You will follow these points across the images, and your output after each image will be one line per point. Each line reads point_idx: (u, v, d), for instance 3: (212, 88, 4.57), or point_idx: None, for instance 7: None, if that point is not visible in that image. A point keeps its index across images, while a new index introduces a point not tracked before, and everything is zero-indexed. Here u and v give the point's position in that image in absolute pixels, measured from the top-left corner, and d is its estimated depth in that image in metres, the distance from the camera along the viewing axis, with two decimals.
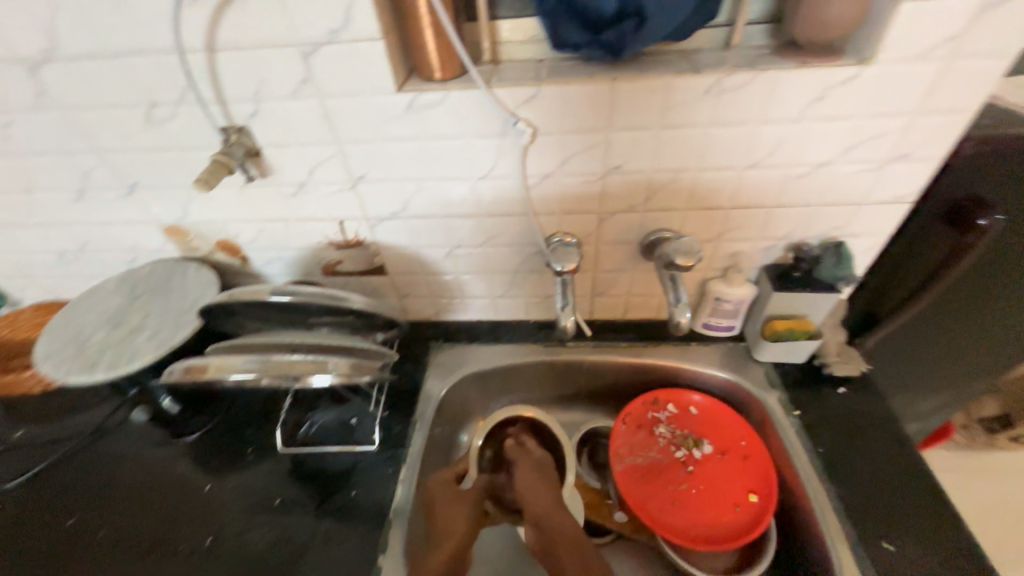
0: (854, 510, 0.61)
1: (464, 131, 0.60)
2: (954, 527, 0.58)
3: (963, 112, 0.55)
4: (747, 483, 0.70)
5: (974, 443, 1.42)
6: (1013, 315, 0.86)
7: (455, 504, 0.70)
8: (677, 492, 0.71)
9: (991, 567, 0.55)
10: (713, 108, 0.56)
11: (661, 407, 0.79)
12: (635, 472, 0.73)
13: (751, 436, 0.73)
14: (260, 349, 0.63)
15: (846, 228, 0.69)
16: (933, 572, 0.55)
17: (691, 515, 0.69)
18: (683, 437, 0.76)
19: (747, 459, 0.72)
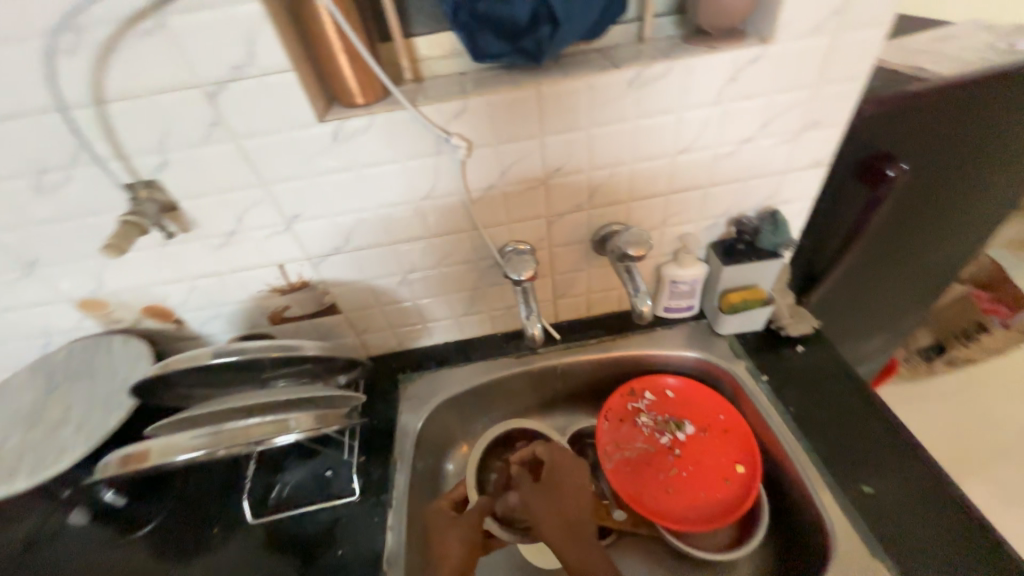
0: (831, 459, 0.64)
1: (397, 154, 0.59)
2: (918, 457, 0.62)
3: (856, 77, 0.60)
4: (732, 455, 0.72)
5: (918, 372, 1.54)
6: (921, 250, 0.96)
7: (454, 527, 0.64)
8: (669, 478, 0.72)
9: (956, 487, 0.59)
10: (638, 101, 0.58)
11: (639, 396, 0.79)
12: (626, 467, 0.73)
13: (728, 408, 0.75)
14: (212, 419, 0.57)
15: (776, 196, 0.73)
16: (910, 503, 0.59)
17: (686, 499, 0.70)
18: (665, 422, 0.76)
19: (728, 431, 0.73)
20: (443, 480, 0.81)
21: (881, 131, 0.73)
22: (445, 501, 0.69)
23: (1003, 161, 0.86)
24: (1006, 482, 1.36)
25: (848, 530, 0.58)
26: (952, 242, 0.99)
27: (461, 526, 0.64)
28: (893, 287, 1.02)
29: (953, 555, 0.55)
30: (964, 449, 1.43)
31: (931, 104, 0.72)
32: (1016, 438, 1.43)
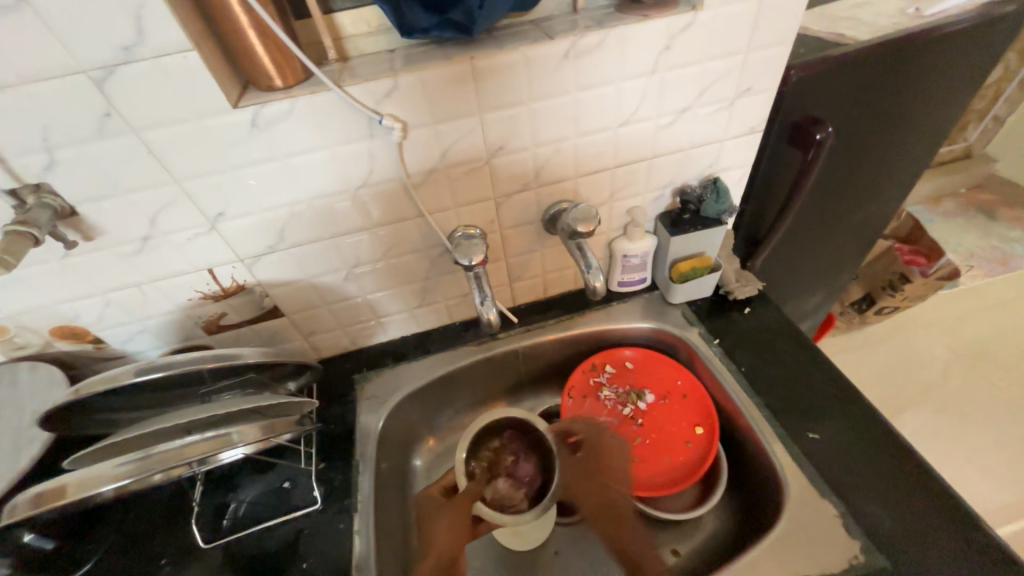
0: (780, 412, 0.67)
1: (327, 139, 0.54)
2: (857, 401, 0.67)
3: (783, 43, 0.62)
4: (691, 418, 0.74)
5: (852, 325, 1.68)
6: (850, 209, 1.02)
7: (439, 516, 0.68)
8: (633, 447, 0.74)
9: (890, 425, 0.64)
10: (576, 73, 0.56)
11: (599, 370, 0.80)
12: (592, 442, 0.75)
13: (685, 373, 0.77)
14: (142, 442, 0.52)
15: (717, 165, 0.74)
16: (851, 444, 0.63)
17: (650, 466, 0.72)
18: (626, 393, 0.78)
19: (686, 396, 0.76)
20: (412, 477, 0.79)
21: (808, 97, 0.75)
22: (435, 488, 0.71)
23: (915, 121, 0.92)
24: (932, 415, 1.50)
25: (799, 477, 0.62)
26: (876, 200, 1.05)
27: (447, 514, 0.67)
28: (827, 245, 1.08)
29: (891, 488, 0.59)
30: (896, 390, 1.57)
31: (851, 67, 0.75)
32: (938, 376, 1.58)
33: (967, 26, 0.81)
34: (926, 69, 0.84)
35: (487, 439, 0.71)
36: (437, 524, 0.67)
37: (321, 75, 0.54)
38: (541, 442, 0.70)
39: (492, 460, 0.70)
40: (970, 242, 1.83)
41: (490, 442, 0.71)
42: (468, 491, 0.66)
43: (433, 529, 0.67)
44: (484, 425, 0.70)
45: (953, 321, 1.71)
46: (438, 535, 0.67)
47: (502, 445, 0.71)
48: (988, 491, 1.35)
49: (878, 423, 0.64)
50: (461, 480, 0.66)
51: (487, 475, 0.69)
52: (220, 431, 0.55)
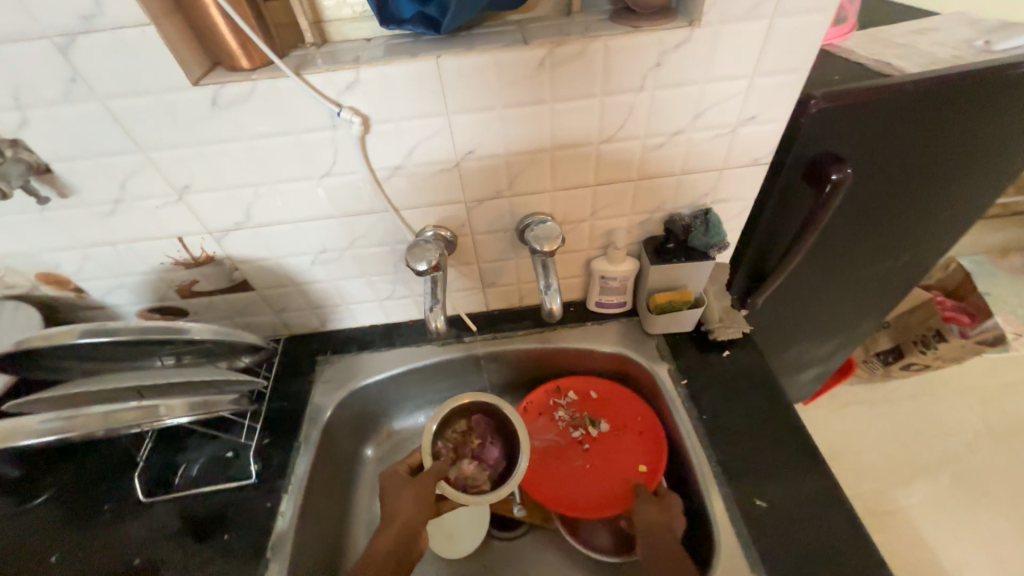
0: (733, 470, 0.63)
1: (289, 126, 0.54)
2: (820, 474, 0.62)
3: (796, 71, 0.55)
4: (639, 455, 0.71)
5: (874, 376, 1.54)
6: (878, 257, 0.92)
7: (405, 492, 0.60)
8: (573, 470, 0.72)
9: (849, 508, 0.59)
10: (552, 82, 0.53)
11: (562, 393, 0.78)
12: (533, 457, 0.74)
13: (646, 410, 0.74)
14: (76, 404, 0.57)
15: (714, 194, 0.69)
16: (801, 521, 0.58)
17: (584, 492, 0.70)
18: (581, 418, 0.76)
19: (642, 432, 0.73)
20: (359, 465, 0.80)
21: (834, 131, 0.67)
22: (402, 465, 0.64)
23: (968, 171, 0.80)
24: (947, 490, 1.37)
25: (732, 547, 0.57)
26: (910, 253, 0.94)
27: (414, 490, 0.60)
28: (843, 293, 0.98)
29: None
30: (912, 455, 1.43)
31: (890, 103, 0.65)
32: (964, 447, 1.43)
33: None
34: (990, 113, 0.72)
35: (454, 418, 0.66)
36: (401, 500, 0.60)
37: (289, 59, 0.53)
38: (509, 425, 0.65)
39: (459, 441, 0.65)
40: None
41: (458, 424, 0.66)
42: (432, 470, 0.61)
43: (395, 507, 0.60)
44: (452, 407, 0.65)
45: (993, 390, 1.54)
46: (399, 511, 0.59)
47: (468, 428, 0.66)
48: None
49: (837, 503, 0.59)
50: (426, 458, 0.62)
51: (453, 455, 0.64)
52: (150, 401, 0.59)
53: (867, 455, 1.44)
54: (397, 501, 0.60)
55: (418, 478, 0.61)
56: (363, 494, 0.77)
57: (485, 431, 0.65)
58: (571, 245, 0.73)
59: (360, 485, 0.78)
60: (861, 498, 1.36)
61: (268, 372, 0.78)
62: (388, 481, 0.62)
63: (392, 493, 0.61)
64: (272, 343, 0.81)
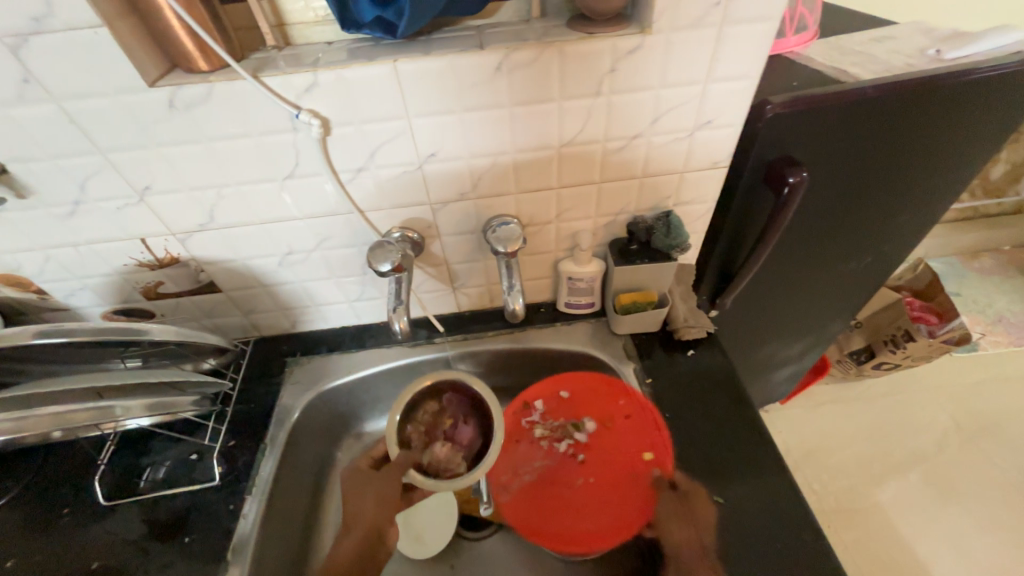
0: (692, 468, 0.64)
1: (249, 128, 0.54)
2: (776, 471, 0.63)
3: (747, 78, 0.57)
4: (634, 445, 0.69)
5: (849, 375, 1.57)
6: (842, 259, 0.94)
7: (366, 490, 0.64)
8: (579, 489, 0.70)
9: (801, 504, 0.60)
10: (509, 85, 0.54)
11: (532, 409, 0.76)
12: (527, 492, 0.72)
13: (626, 394, 0.72)
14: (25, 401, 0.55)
15: (676, 198, 0.70)
16: (755, 517, 0.60)
17: (595, 507, 0.68)
18: (563, 427, 0.74)
19: (629, 417, 0.71)
20: (329, 466, 0.80)
21: (792, 136, 0.68)
22: (363, 461, 0.66)
23: (926, 174, 0.82)
24: (917, 486, 1.39)
25: None
26: (873, 253, 0.96)
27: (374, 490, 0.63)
28: (811, 292, 1.00)
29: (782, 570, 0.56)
30: (884, 452, 1.45)
31: (846, 108, 0.67)
32: (934, 444, 1.46)
33: (1007, 73, 0.70)
34: (945, 119, 0.74)
35: (426, 401, 0.66)
36: (361, 499, 0.63)
37: (248, 62, 0.53)
38: (480, 404, 0.65)
39: (430, 424, 0.66)
40: (1001, 305, 1.72)
41: (427, 406, 0.66)
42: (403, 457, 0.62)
43: (357, 505, 0.63)
44: (419, 392, 0.65)
45: (964, 387, 1.57)
46: (362, 509, 0.63)
47: (441, 410, 0.66)
48: None
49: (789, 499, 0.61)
50: (395, 447, 0.62)
51: (425, 439, 0.65)
52: (104, 402, 0.59)
53: (841, 453, 1.46)
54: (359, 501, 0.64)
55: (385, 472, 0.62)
56: (333, 495, 0.78)
57: (457, 411, 0.66)
58: (538, 246, 0.74)
59: (331, 486, 0.78)
60: (834, 495, 1.39)
61: (235, 373, 0.78)
62: (349, 482, 0.65)
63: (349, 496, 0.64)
64: (236, 344, 0.80)
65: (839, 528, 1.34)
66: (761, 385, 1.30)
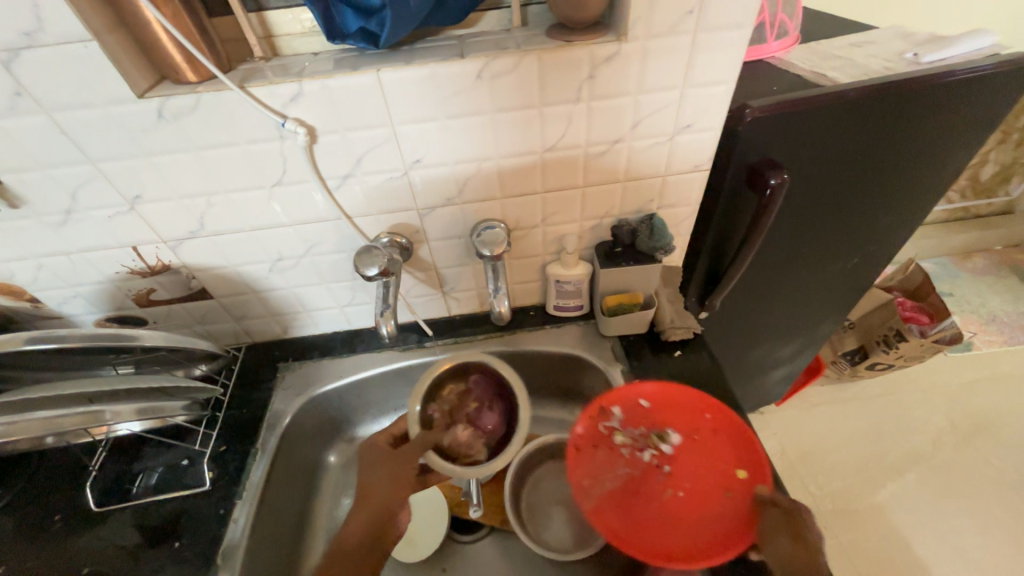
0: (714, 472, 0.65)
1: (236, 137, 0.55)
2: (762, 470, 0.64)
3: (723, 83, 0.58)
4: (727, 460, 0.65)
5: (843, 375, 1.57)
6: (829, 260, 0.95)
7: (377, 470, 0.62)
8: (667, 504, 0.64)
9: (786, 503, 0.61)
10: (489, 93, 0.55)
11: (609, 415, 0.69)
12: (609, 502, 0.65)
13: (715, 408, 0.67)
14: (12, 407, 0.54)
15: (660, 201, 0.71)
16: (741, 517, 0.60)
17: (688, 525, 0.62)
18: (646, 437, 0.68)
19: (718, 430, 0.67)
20: (322, 470, 0.81)
21: (775, 139, 0.69)
22: (382, 436, 0.65)
23: (910, 175, 0.83)
24: (913, 486, 1.39)
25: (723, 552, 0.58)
26: (860, 254, 0.96)
27: (386, 471, 0.61)
28: (800, 293, 1.01)
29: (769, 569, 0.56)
30: (880, 453, 1.45)
31: (826, 111, 0.67)
32: (930, 444, 1.46)
33: (984, 75, 0.71)
34: (926, 120, 0.74)
35: (451, 380, 0.62)
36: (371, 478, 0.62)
37: (236, 73, 0.55)
38: (508, 391, 0.61)
39: (453, 405, 0.61)
40: (994, 304, 1.73)
41: (452, 386, 0.62)
42: (420, 437, 0.58)
43: (368, 484, 0.61)
44: (445, 368, 0.62)
45: (959, 387, 1.57)
46: (374, 488, 0.61)
47: (466, 390, 0.62)
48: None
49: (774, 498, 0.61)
50: (414, 426, 0.59)
51: (447, 420, 0.61)
52: (95, 406, 0.59)
53: (838, 454, 1.46)
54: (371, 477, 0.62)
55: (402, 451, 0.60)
56: (325, 498, 0.79)
57: (483, 395, 0.61)
58: (526, 250, 0.75)
59: (323, 490, 0.79)
60: (831, 497, 1.38)
61: (227, 379, 0.79)
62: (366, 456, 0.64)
63: (363, 474, 0.62)
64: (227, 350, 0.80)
65: (836, 530, 1.33)
66: (755, 386, 1.31)
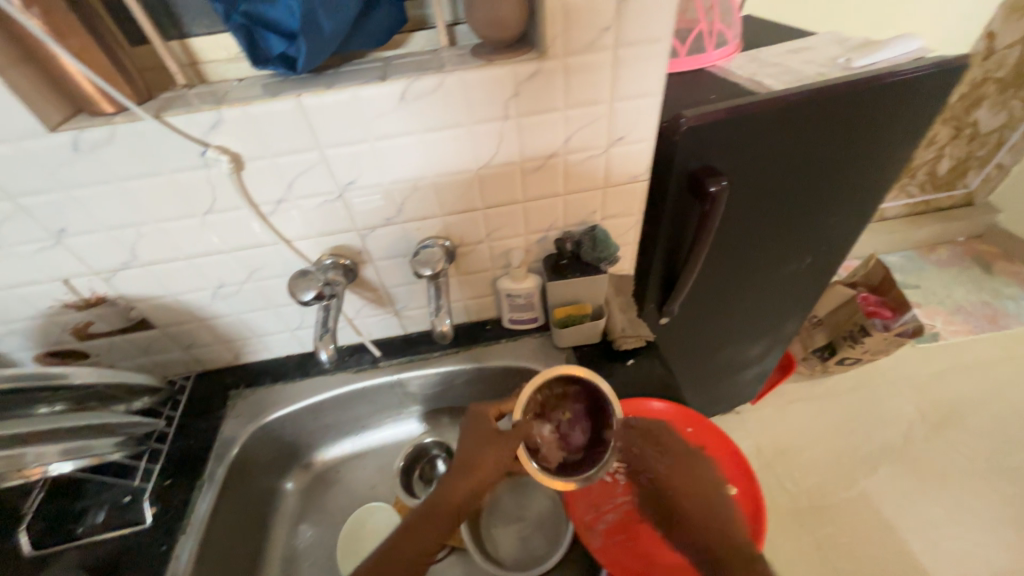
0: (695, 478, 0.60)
1: (160, 166, 0.54)
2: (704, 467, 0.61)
3: (651, 95, 0.59)
4: (719, 476, 0.65)
5: (815, 372, 1.56)
6: (783, 260, 0.95)
7: (487, 445, 0.58)
8: (670, 528, 0.62)
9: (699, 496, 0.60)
10: (416, 114, 0.55)
11: None
12: (616, 535, 0.62)
13: (695, 420, 0.66)
14: None
15: (602, 212, 0.72)
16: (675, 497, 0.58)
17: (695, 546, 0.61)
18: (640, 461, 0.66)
19: (705, 446, 0.66)
20: (276, 498, 0.79)
21: (715, 147, 0.67)
22: (492, 410, 0.61)
23: (857, 176, 0.83)
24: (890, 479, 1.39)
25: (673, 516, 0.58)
26: (812, 254, 0.97)
27: (496, 451, 0.57)
28: (756, 295, 1.02)
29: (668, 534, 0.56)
30: (854, 446, 1.43)
31: (765, 117, 0.66)
32: (903, 436, 1.45)
33: (915, 78, 0.71)
34: (866, 122, 0.74)
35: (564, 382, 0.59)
36: (478, 450, 0.58)
37: (156, 102, 0.54)
38: (605, 415, 0.57)
39: (549, 403, 0.59)
40: (959, 295, 1.76)
41: (556, 386, 0.58)
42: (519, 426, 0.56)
43: (476, 457, 0.57)
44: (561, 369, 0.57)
45: (928, 377, 1.58)
46: (479, 468, 0.57)
47: (564, 396, 0.59)
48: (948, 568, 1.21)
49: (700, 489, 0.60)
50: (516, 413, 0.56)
51: (538, 414, 0.58)
52: (28, 445, 0.57)
53: (813, 450, 1.43)
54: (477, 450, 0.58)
55: (503, 435, 0.57)
56: (280, 528, 0.77)
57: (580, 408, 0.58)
58: (474, 266, 0.76)
59: (277, 520, 0.77)
60: (808, 494, 1.35)
61: (173, 411, 0.77)
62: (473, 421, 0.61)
63: (470, 443, 0.59)
64: (165, 383, 0.78)
65: (814, 526, 1.30)
66: (725, 388, 1.32)
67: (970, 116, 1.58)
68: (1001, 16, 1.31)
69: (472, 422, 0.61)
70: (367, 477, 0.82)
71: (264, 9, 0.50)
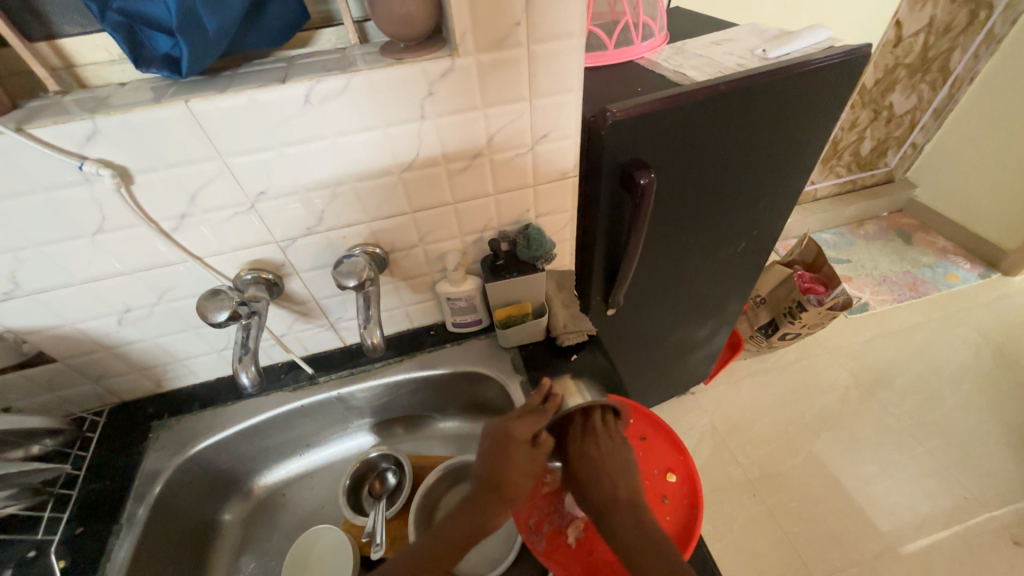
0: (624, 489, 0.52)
1: (31, 184, 0.49)
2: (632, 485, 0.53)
3: (570, 91, 0.59)
4: (660, 466, 0.66)
5: (761, 348, 1.63)
6: (719, 245, 0.98)
7: (521, 472, 0.50)
8: None
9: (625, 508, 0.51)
10: (323, 119, 0.52)
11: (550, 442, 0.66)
12: (561, 537, 0.60)
13: (636, 411, 0.70)
14: None
15: (536, 209, 0.72)
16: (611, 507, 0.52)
17: None
18: None
19: (645, 437, 0.69)
20: (213, 532, 0.74)
21: (643, 139, 0.65)
22: (525, 432, 0.51)
23: (780, 161, 0.86)
24: None
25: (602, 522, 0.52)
26: (746, 238, 1.01)
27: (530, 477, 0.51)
28: (697, 281, 1.05)
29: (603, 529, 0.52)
30: (799, 414, 1.50)
31: (686, 109, 0.67)
32: (839, 401, 1.52)
33: (828, 66, 0.73)
34: (785, 109, 0.76)
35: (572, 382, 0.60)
36: (511, 476, 0.50)
37: (20, 112, 0.48)
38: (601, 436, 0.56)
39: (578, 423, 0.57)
40: (885, 266, 1.89)
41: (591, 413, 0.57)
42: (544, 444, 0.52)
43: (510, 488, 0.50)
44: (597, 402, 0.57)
45: (861, 343, 1.67)
46: (513, 495, 0.50)
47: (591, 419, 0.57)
48: (896, 518, 1.27)
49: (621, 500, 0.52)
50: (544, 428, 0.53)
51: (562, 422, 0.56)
52: None
53: (761, 421, 1.49)
54: (507, 478, 0.50)
55: (535, 455, 0.52)
56: (219, 563, 0.72)
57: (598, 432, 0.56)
58: (410, 271, 0.73)
59: (215, 555, 0.72)
60: (757, 464, 1.40)
61: (82, 451, 0.70)
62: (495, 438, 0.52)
63: (495, 468, 0.50)
64: (69, 423, 0.71)
65: (763, 495, 1.34)
66: (677, 371, 1.36)
67: (886, 100, 1.69)
68: (905, 5, 1.40)
69: (501, 439, 0.51)
70: (314, 497, 0.78)
71: (143, 6, 0.45)
